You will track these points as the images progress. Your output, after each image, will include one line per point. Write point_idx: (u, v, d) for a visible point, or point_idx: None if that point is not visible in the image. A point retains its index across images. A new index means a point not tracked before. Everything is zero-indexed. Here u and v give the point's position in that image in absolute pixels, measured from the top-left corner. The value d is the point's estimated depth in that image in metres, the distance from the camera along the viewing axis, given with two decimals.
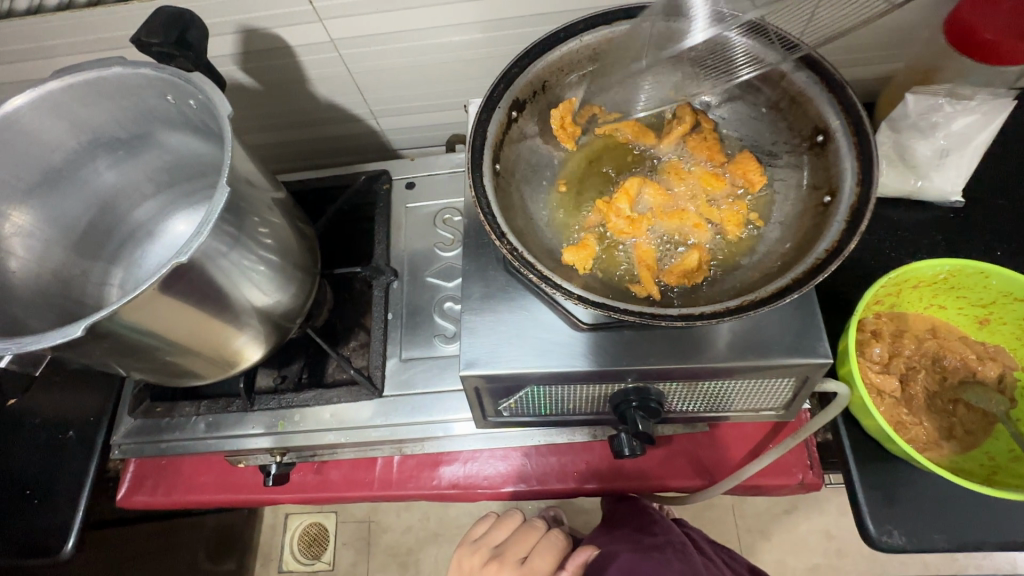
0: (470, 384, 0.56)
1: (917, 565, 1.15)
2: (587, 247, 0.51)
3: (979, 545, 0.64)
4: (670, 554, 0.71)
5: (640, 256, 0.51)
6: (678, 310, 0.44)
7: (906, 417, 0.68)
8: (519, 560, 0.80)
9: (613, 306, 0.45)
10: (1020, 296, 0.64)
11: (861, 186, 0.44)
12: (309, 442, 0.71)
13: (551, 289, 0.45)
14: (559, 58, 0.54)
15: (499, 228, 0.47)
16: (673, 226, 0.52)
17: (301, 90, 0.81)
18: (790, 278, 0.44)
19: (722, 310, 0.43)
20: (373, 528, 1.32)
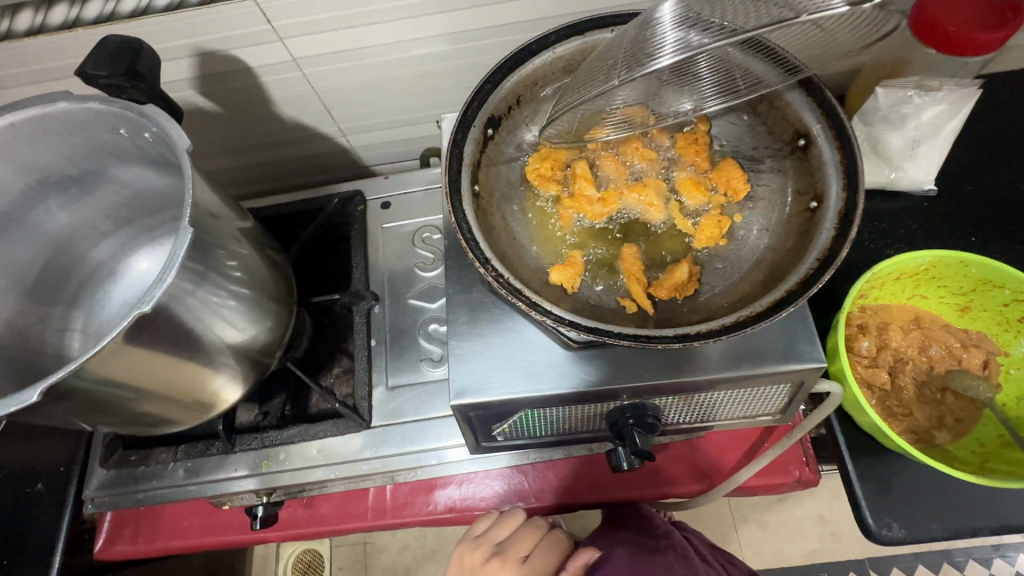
0: (461, 413, 0.54)
1: (909, 543, 1.18)
2: (576, 266, 0.50)
3: (975, 531, 0.65)
4: (670, 557, 0.69)
5: (629, 270, 0.50)
6: (673, 330, 0.43)
7: (896, 409, 0.68)
8: (521, 559, 0.74)
9: (607, 329, 0.43)
10: (998, 283, 0.65)
11: (847, 192, 0.43)
12: (296, 480, 0.68)
13: (541, 316, 0.43)
14: (532, 72, 0.52)
15: (482, 254, 0.45)
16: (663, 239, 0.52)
17: (265, 111, 0.78)
18: (784, 290, 0.43)
19: (716, 327, 0.42)
20: (370, 550, 1.29)
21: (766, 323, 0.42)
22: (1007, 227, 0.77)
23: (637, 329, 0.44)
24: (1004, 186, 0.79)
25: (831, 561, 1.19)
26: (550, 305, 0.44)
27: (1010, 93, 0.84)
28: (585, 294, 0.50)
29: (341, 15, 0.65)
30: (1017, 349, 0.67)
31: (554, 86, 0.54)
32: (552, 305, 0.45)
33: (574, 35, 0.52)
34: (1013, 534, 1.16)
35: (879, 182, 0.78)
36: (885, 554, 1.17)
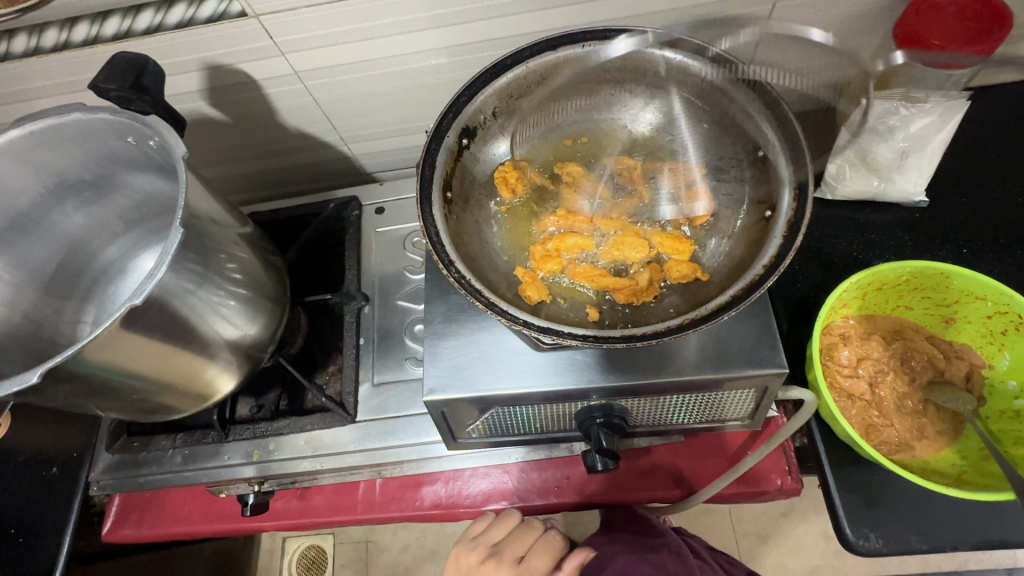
0: (435, 409, 0.56)
1: (916, 563, 1.15)
2: (541, 283, 0.52)
3: (956, 545, 0.64)
4: (665, 555, 0.72)
5: (585, 274, 0.52)
6: (621, 331, 0.44)
7: (876, 420, 0.67)
8: (517, 559, 0.79)
9: (561, 330, 0.45)
10: (981, 294, 0.65)
11: (797, 201, 0.44)
12: (286, 470, 0.71)
13: (496, 316, 0.45)
14: (508, 85, 0.54)
15: (447, 257, 0.47)
16: (618, 240, 0.53)
17: (271, 121, 0.83)
18: (732, 295, 0.44)
19: (665, 329, 0.44)
20: (371, 548, 1.32)
21: (712, 326, 0.43)
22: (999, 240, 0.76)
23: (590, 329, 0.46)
24: (1000, 200, 0.79)
25: None
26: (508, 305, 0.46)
27: (1005, 106, 0.84)
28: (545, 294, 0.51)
29: (339, 30, 0.69)
30: (1002, 362, 0.67)
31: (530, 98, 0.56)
32: (511, 306, 0.47)
33: (547, 49, 0.53)
34: None
35: (869, 191, 0.80)
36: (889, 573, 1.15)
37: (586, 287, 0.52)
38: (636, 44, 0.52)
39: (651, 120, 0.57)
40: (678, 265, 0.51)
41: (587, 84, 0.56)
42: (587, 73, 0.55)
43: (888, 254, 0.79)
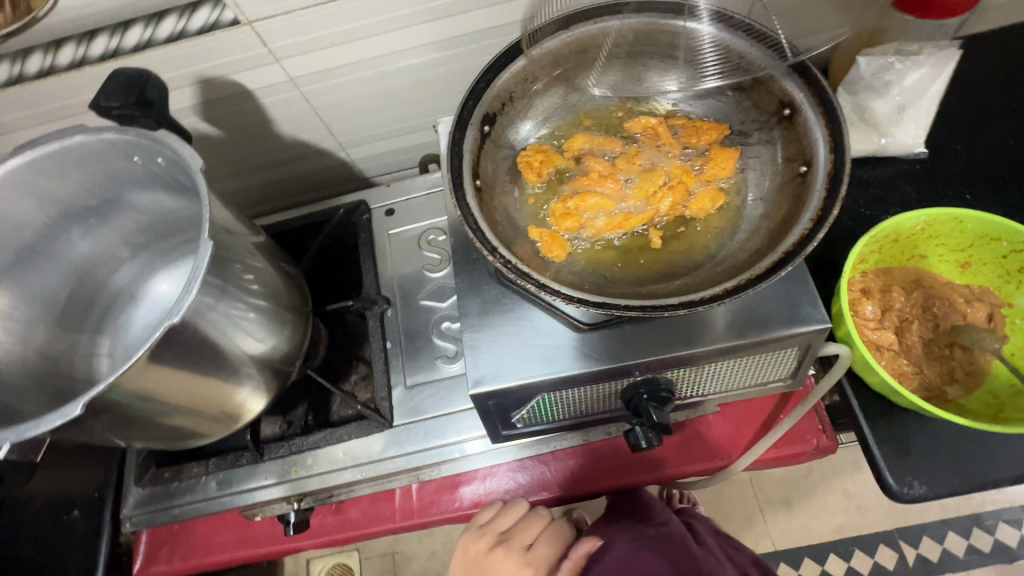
0: (481, 402, 0.56)
1: (937, 510, 1.19)
2: (562, 240, 0.51)
3: (996, 482, 0.65)
4: (668, 544, 0.69)
5: (609, 223, 0.52)
6: (679, 299, 0.44)
7: (907, 368, 0.69)
8: (525, 547, 0.73)
9: (613, 304, 0.45)
10: (995, 236, 0.66)
11: (833, 152, 0.44)
12: (325, 484, 0.69)
13: (550, 297, 0.44)
14: (523, 68, 0.54)
15: (490, 243, 0.46)
16: (645, 192, 0.53)
17: (267, 131, 0.81)
18: (781, 253, 0.44)
19: (720, 293, 0.44)
20: (398, 559, 1.30)
21: (768, 285, 0.43)
22: (997, 185, 0.79)
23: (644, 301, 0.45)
24: (994, 145, 0.81)
25: (860, 534, 1.19)
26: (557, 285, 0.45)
27: (989, 56, 0.86)
28: (577, 267, 0.51)
29: (336, 31, 0.68)
30: (1019, 299, 0.68)
31: (545, 80, 0.56)
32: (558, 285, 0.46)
33: (559, 29, 0.54)
34: None
35: (870, 147, 0.81)
36: (913, 523, 1.18)
37: (620, 235, 0.52)
38: (648, 16, 0.52)
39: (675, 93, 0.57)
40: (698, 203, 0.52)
41: (599, 61, 0.56)
42: (599, 49, 0.55)
43: (894, 206, 0.81)
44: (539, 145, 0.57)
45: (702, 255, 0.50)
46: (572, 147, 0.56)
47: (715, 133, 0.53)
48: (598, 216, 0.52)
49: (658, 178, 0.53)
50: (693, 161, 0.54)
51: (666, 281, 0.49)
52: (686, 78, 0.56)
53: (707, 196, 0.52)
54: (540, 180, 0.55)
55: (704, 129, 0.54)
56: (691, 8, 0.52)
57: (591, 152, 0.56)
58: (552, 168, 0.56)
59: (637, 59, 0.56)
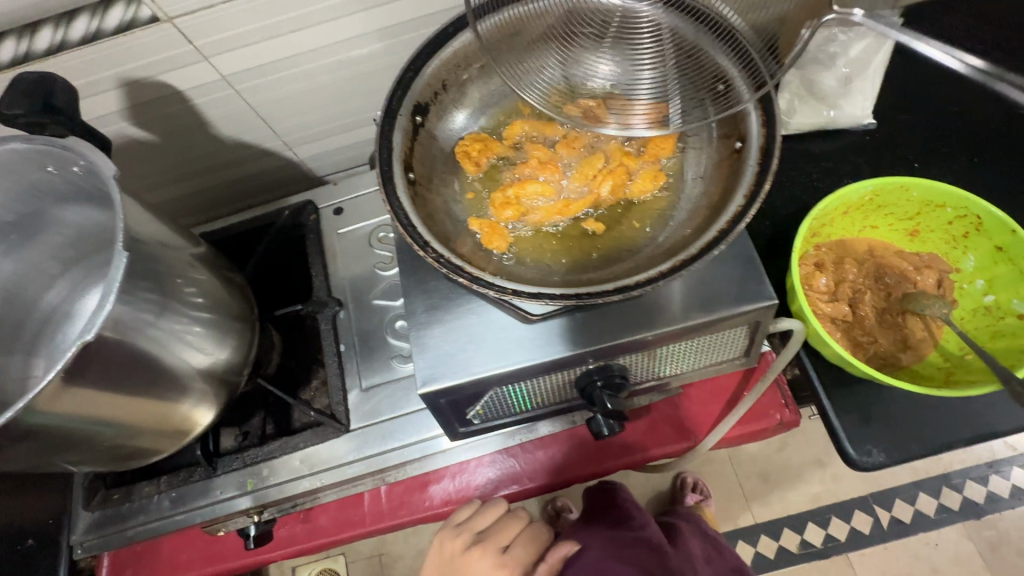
0: (432, 401, 0.54)
1: (908, 472, 1.22)
2: (503, 230, 0.50)
3: (952, 444, 0.67)
4: (641, 549, 0.75)
5: (550, 211, 0.51)
6: (613, 283, 0.43)
7: (861, 338, 0.69)
8: (502, 548, 0.76)
9: (549, 293, 0.44)
10: (942, 202, 0.67)
11: (765, 126, 0.44)
12: (285, 494, 0.67)
13: (487, 290, 0.43)
14: (454, 54, 0.52)
15: (423, 239, 0.45)
16: (586, 177, 0.51)
17: (206, 133, 0.78)
18: (717, 231, 0.43)
19: (656, 275, 0.43)
20: (385, 560, 1.29)
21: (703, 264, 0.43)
22: (943, 151, 0.80)
23: (581, 288, 0.44)
24: (941, 112, 0.82)
25: (837, 501, 1.21)
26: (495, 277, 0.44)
27: None
28: (519, 258, 0.49)
29: (265, 25, 0.65)
30: (967, 263, 0.68)
31: (479, 66, 0.54)
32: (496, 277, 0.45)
33: (490, 12, 0.52)
34: (1005, 448, 1.21)
35: (819, 121, 0.82)
36: (887, 487, 1.21)
37: (563, 221, 0.51)
38: None
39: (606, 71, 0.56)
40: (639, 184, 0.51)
41: (534, 43, 0.54)
42: (534, 31, 0.54)
43: (845, 178, 0.81)
44: (479, 133, 0.55)
45: (645, 238, 0.49)
46: (511, 134, 0.55)
47: (654, 113, 0.53)
48: (539, 205, 0.51)
49: (599, 161, 0.52)
50: (634, 142, 0.53)
51: (609, 266, 0.48)
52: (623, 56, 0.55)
53: (649, 176, 0.51)
54: (480, 169, 0.53)
55: (644, 108, 0.53)
56: None
57: (531, 139, 0.55)
58: (492, 157, 0.54)
59: (572, 39, 0.55)
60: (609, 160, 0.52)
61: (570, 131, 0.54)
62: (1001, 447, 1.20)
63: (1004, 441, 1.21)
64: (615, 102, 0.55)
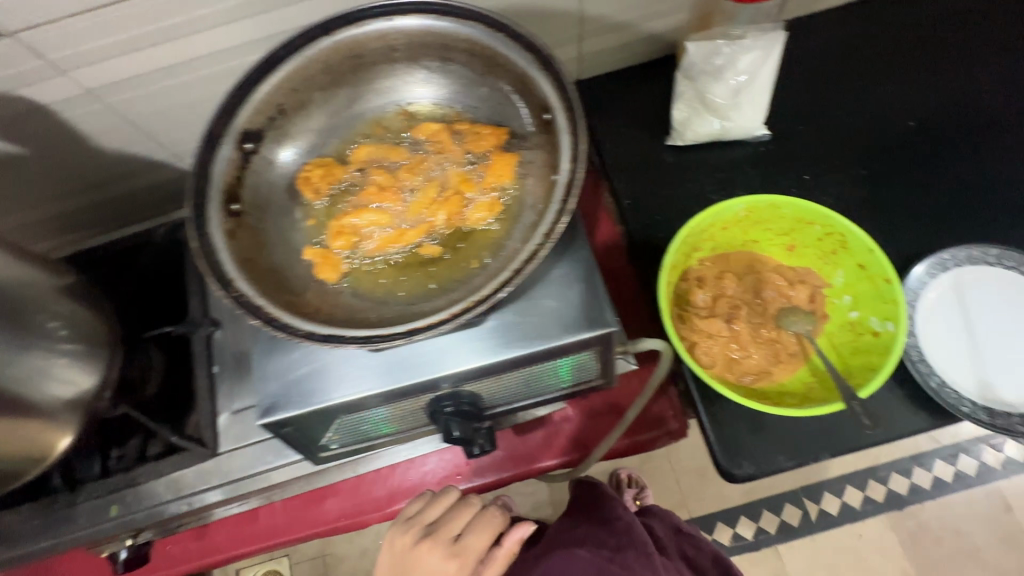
0: (277, 429, 0.54)
1: (837, 466, 1.25)
2: (335, 260, 0.49)
3: (817, 456, 0.69)
4: (628, 555, 0.65)
5: (387, 240, 0.50)
6: (404, 327, 0.42)
7: (736, 354, 0.70)
8: (453, 538, 0.67)
9: (341, 336, 0.42)
10: (811, 219, 0.68)
11: (571, 163, 0.43)
12: (151, 521, 0.66)
13: (280, 332, 0.42)
14: (288, 78, 0.51)
15: (227, 276, 0.43)
16: (422, 205, 0.51)
17: (84, 148, 0.75)
18: (514, 271, 0.43)
19: (449, 316, 0.43)
20: (330, 561, 1.30)
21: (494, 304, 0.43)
22: (835, 161, 0.81)
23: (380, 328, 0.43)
24: (834, 123, 0.83)
25: (768, 494, 1.25)
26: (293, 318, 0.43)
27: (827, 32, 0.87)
28: (349, 288, 0.49)
29: (123, 39, 0.63)
30: (837, 279, 0.70)
31: (321, 89, 0.53)
32: (296, 317, 0.43)
33: (323, 34, 0.51)
34: (928, 441, 1.24)
35: (713, 132, 0.82)
36: (816, 481, 1.24)
37: (398, 250, 0.50)
38: (412, 18, 0.50)
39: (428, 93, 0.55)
40: (476, 212, 0.50)
41: (377, 65, 0.54)
42: (374, 54, 0.53)
43: (739, 190, 0.82)
44: (325, 156, 0.54)
45: (472, 270, 0.49)
46: (355, 159, 0.53)
47: (494, 138, 0.52)
48: (373, 233, 0.50)
49: (438, 188, 0.51)
50: (475, 167, 0.52)
51: (432, 300, 0.48)
52: (467, 77, 0.53)
53: (485, 205, 0.50)
54: (321, 195, 0.52)
55: (486, 133, 0.52)
56: (454, 8, 0.50)
57: (374, 164, 0.53)
58: (334, 183, 0.53)
59: (414, 61, 0.53)
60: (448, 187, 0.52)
61: (416, 156, 0.53)
62: (924, 439, 1.24)
63: (927, 434, 1.25)
64: (460, 125, 0.53)
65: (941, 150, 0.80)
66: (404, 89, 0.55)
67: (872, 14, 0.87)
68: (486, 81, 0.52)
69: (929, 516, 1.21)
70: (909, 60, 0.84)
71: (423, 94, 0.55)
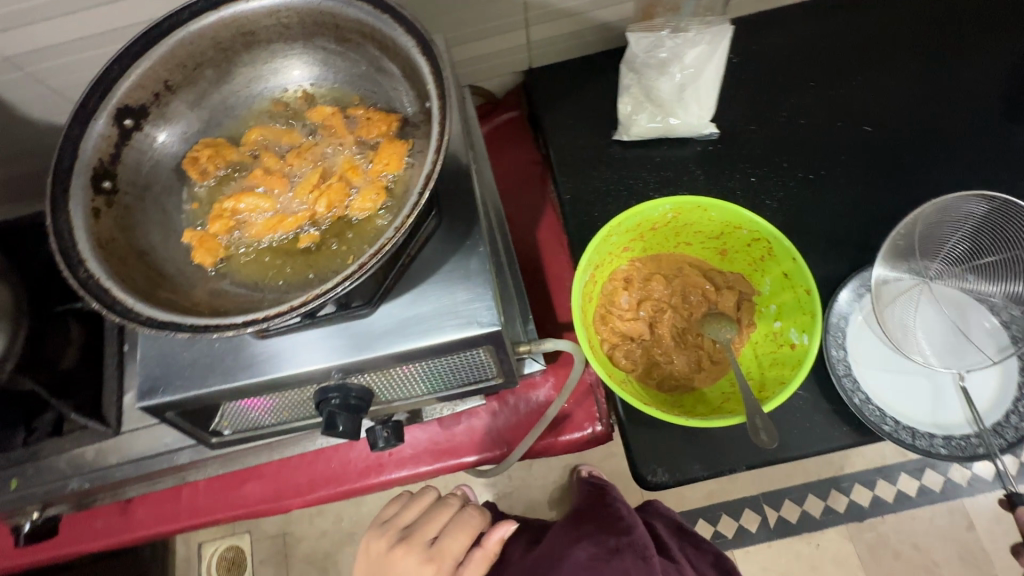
0: (159, 413, 0.53)
1: (799, 474, 1.23)
2: (213, 243, 0.48)
3: (733, 467, 0.67)
4: (628, 559, 0.68)
5: (268, 226, 0.48)
6: (244, 317, 0.40)
7: (656, 358, 0.68)
8: (430, 540, 0.73)
9: (181, 324, 0.41)
10: (739, 224, 0.66)
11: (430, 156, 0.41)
12: (52, 495, 0.67)
13: (115, 316, 0.40)
14: (173, 54, 0.49)
15: (77, 255, 0.42)
16: (307, 192, 0.49)
17: (10, 118, 0.74)
18: (364, 264, 0.41)
19: (288, 308, 0.41)
20: (289, 540, 1.30)
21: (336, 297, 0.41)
22: (787, 164, 0.78)
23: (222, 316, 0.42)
24: (788, 124, 0.80)
25: (726, 499, 1.23)
26: (134, 301, 0.41)
27: (789, 28, 0.83)
28: (224, 274, 0.48)
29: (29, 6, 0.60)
30: (764, 288, 0.68)
31: (214, 67, 0.52)
32: (146, 301, 0.42)
33: (210, 10, 0.49)
34: (894, 455, 1.21)
35: (659, 129, 0.79)
36: (776, 488, 1.22)
37: (277, 238, 0.49)
38: None
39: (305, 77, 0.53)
40: (361, 200, 0.48)
41: (272, 44, 0.52)
42: (267, 32, 0.51)
43: (683, 190, 0.79)
44: (221, 137, 0.53)
45: (345, 262, 0.47)
46: (247, 141, 0.52)
47: (384, 126, 0.50)
48: (255, 219, 0.49)
49: (323, 175, 0.50)
50: (365, 155, 0.50)
51: (300, 291, 0.46)
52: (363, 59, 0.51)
53: (369, 195, 0.48)
54: (208, 177, 0.51)
55: (378, 120, 0.50)
56: None
57: (267, 147, 0.52)
58: (223, 164, 0.51)
59: (311, 40, 0.52)
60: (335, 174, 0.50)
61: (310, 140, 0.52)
62: (889, 452, 1.21)
63: (894, 447, 1.22)
64: (356, 111, 0.52)
65: (893, 157, 0.77)
66: (304, 71, 0.53)
67: (839, 10, 0.83)
68: (380, 65, 0.50)
69: (890, 529, 1.19)
70: (870, 61, 0.81)
71: (323, 76, 0.53)
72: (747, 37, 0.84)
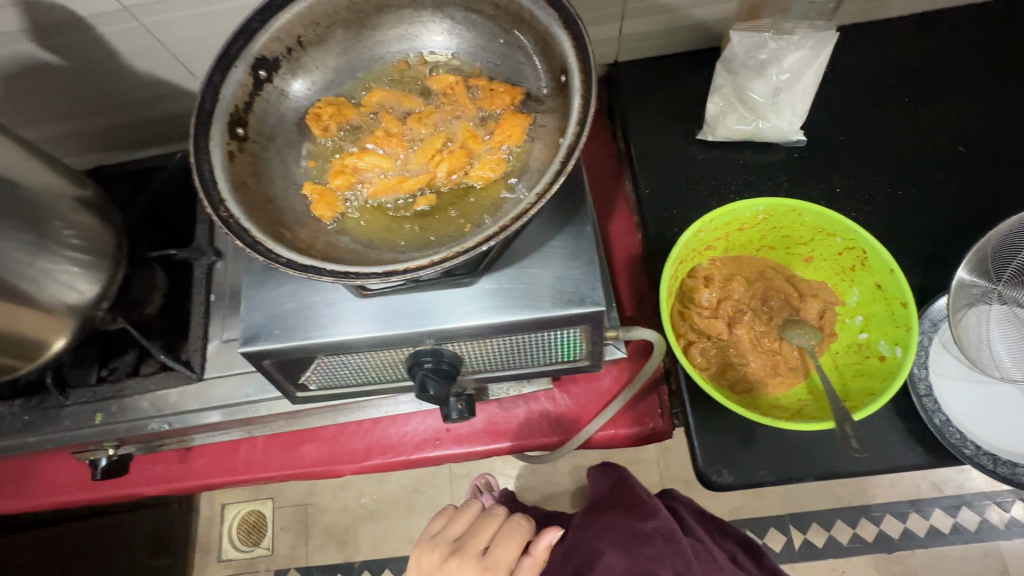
0: (256, 361, 0.54)
1: (831, 498, 1.21)
2: (334, 198, 0.49)
3: (801, 476, 0.66)
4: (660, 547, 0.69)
5: (386, 186, 0.49)
6: (383, 268, 0.41)
7: (733, 359, 0.68)
8: (480, 552, 0.71)
9: (319, 269, 0.41)
10: (833, 231, 0.65)
11: (576, 125, 0.41)
12: (132, 433, 0.69)
13: (256, 255, 0.41)
14: (311, 11, 0.50)
15: (217, 195, 0.43)
16: (428, 155, 0.50)
17: (116, 66, 0.76)
18: (499, 226, 0.42)
19: (426, 263, 0.41)
20: (311, 510, 1.31)
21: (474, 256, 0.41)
22: (873, 178, 0.77)
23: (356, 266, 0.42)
24: (877, 139, 0.79)
25: (754, 516, 1.22)
26: (272, 243, 0.42)
27: (884, 44, 0.82)
28: (341, 229, 0.48)
29: None
30: (850, 298, 0.68)
31: (344, 27, 0.53)
32: (282, 245, 0.43)
33: None
34: (930, 489, 1.19)
35: (747, 132, 0.78)
36: (806, 510, 1.20)
37: (396, 198, 0.49)
38: None
39: (442, 42, 0.54)
40: (482, 168, 0.48)
41: (401, 10, 0.53)
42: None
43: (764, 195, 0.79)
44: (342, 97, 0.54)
45: (462, 227, 0.47)
46: (370, 103, 0.53)
47: (508, 97, 0.50)
48: (376, 178, 0.50)
49: (445, 141, 0.50)
50: (486, 125, 0.51)
51: (418, 251, 0.47)
52: (490, 30, 0.52)
53: (489, 163, 0.48)
54: (330, 135, 0.52)
55: (502, 91, 0.51)
56: None
57: (388, 109, 0.53)
58: (343, 124, 0.52)
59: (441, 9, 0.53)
60: (456, 141, 0.50)
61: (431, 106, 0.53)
62: (926, 486, 1.19)
63: (931, 481, 1.19)
64: (478, 82, 0.52)
65: (985, 182, 0.75)
66: (429, 39, 0.54)
67: (936, 31, 0.82)
68: (511, 38, 0.51)
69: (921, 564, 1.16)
70: (968, 83, 0.79)
71: (446, 46, 0.54)
72: (843, 49, 0.83)
